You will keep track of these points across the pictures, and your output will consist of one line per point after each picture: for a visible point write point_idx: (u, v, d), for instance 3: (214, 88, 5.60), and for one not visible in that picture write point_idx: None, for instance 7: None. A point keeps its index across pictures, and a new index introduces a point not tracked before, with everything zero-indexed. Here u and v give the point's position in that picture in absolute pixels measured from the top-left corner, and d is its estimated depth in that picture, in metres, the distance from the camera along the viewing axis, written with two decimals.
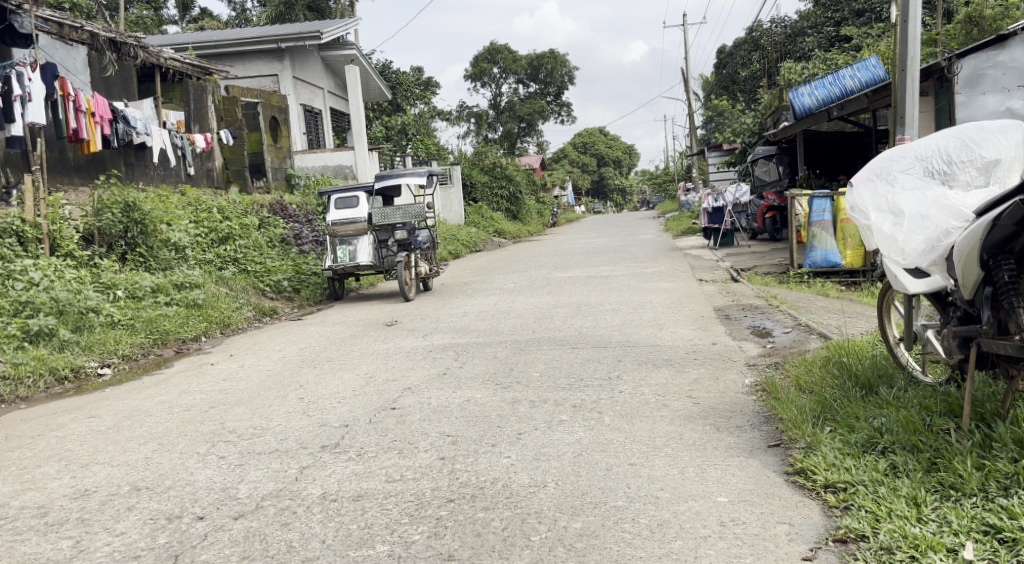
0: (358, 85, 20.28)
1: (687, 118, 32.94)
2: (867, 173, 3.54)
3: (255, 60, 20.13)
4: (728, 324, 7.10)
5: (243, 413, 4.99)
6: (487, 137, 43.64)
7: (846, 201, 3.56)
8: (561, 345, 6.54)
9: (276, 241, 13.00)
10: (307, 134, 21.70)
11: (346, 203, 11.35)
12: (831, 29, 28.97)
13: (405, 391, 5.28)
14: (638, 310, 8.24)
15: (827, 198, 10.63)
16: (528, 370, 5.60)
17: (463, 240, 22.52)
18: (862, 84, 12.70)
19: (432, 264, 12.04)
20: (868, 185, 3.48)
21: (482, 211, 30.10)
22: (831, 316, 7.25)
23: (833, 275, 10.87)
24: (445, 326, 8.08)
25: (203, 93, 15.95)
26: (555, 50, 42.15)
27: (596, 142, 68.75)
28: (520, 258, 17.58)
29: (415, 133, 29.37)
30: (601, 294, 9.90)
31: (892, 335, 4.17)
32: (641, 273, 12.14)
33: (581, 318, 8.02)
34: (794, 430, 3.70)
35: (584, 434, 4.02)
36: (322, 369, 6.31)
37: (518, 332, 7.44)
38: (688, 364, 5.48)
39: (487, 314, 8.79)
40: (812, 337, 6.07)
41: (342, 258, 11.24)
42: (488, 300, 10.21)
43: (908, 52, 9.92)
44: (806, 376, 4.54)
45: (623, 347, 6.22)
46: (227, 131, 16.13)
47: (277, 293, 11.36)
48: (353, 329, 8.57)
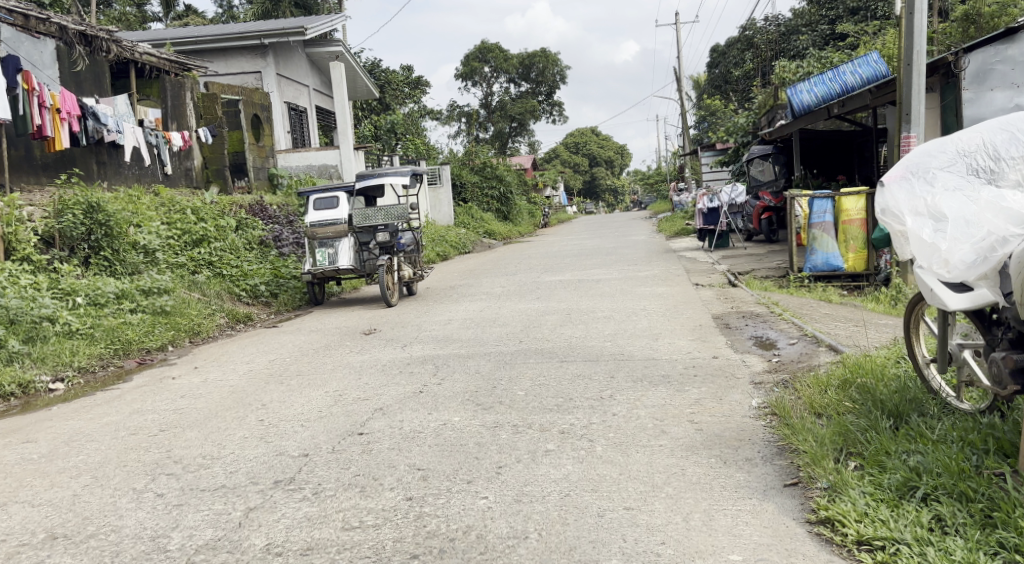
0: (343, 82, 19.74)
1: (680, 117, 32.52)
2: (903, 174, 3.13)
3: (238, 56, 19.58)
4: (728, 334, 6.62)
5: (193, 439, 4.47)
6: (478, 136, 43.17)
7: (881, 205, 3.16)
8: (550, 358, 6.05)
9: (255, 244, 12.47)
10: (292, 132, 21.16)
11: (326, 204, 10.92)
12: (826, 27, 28.59)
13: (376, 412, 4.78)
14: (632, 318, 7.76)
15: (828, 199, 10.20)
16: (512, 388, 5.11)
17: (451, 242, 22.04)
18: (863, 80, 12.63)
19: (417, 268, 11.54)
20: (903, 188, 3.08)
21: (472, 211, 29.61)
22: (838, 325, 6.79)
23: (834, 279, 10.45)
24: (426, 336, 7.58)
25: (182, 90, 15.32)
26: (547, 49, 41.71)
27: (588, 143, 68.36)
28: (508, 260, 17.09)
29: (404, 132, 28.86)
30: (593, 299, 9.42)
31: (920, 354, 3.72)
32: (634, 277, 11.67)
33: (572, 326, 7.53)
34: (814, 465, 3.23)
35: (573, 469, 3.53)
36: (290, 385, 5.81)
37: (504, 342, 6.95)
38: (688, 381, 4.99)
39: (472, 322, 8.29)
40: (821, 350, 5.60)
41: (321, 262, 10.72)
42: (474, 307, 9.72)
43: (913, 45, 9.48)
44: (821, 398, 4.06)
45: (617, 361, 5.74)
46: (206, 129, 15.62)
47: (253, 298, 10.87)
48: (329, 337, 8.07)
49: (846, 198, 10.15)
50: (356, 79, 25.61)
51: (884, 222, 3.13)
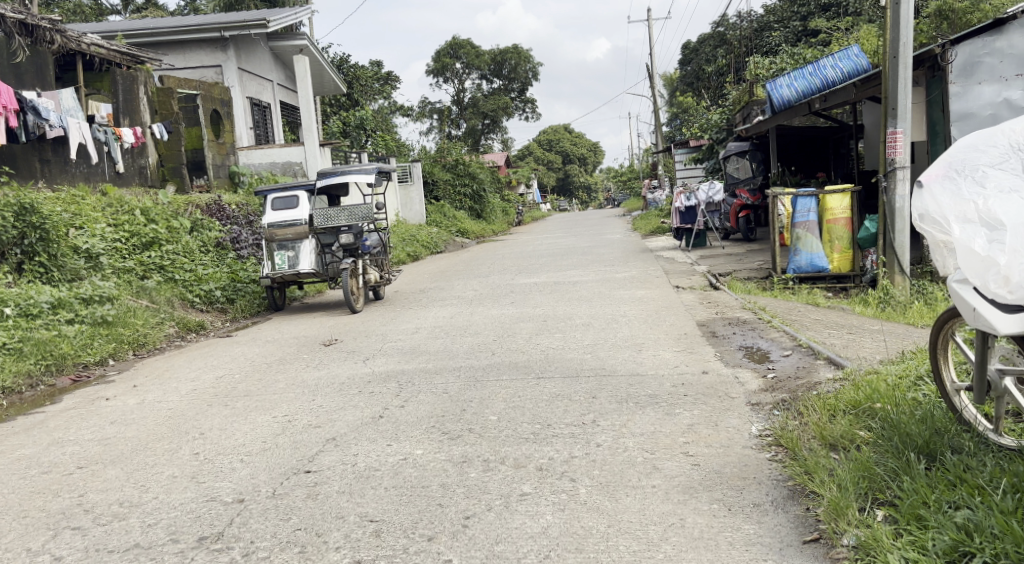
0: (307, 76, 19.02)
1: (653, 114, 32.20)
2: (944, 173, 2.82)
3: (197, 49, 18.80)
4: (716, 344, 6.14)
5: (114, 479, 3.87)
6: (450, 133, 42.54)
7: (917, 210, 2.84)
8: (524, 374, 5.51)
9: (212, 245, 11.80)
10: (255, 129, 20.39)
11: (286, 203, 10.21)
12: (798, 23, 28.40)
13: (328, 444, 4.20)
14: (612, 326, 7.25)
15: (812, 197, 9.80)
16: (483, 412, 4.56)
17: (422, 241, 21.41)
18: (844, 75, 12.06)
19: (384, 271, 10.90)
20: (946, 187, 2.77)
21: (445, 209, 28.99)
22: (831, 334, 6.36)
23: (818, 280, 10.06)
24: (391, 347, 7.02)
25: (134, 84, 14.62)
26: (519, 45, 41.18)
27: (561, 140, 67.98)
28: (480, 260, 16.56)
29: (374, 128, 28.14)
30: (569, 304, 8.91)
31: (948, 378, 3.22)
32: (611, 279, 11.19)
33: (548, 335, 7.02)
34: (838, 517, 2.74)
35: (553, 520, 3.01)
36: (235, 408, 5.20)
37: (475, 355, 6.40)
38: (678, 402, 4.49)
39: (441, 331, 7.73)
40: (820, 364, 5.13)
41: (281, 265, 10.10)
42: (444, 312, 9.16)
43: (899, 37, 9.04)
44: (833, 427, 3.56)
45: (598, 378, 5.22)
46: (161, 125, 14.91)
47: (208, 305, 10.24)
48: (286, 349, 7.45)
49: (831, 196, 9.75)
50: (323, 74, 24.88)
51: (921, 228, 2.80)
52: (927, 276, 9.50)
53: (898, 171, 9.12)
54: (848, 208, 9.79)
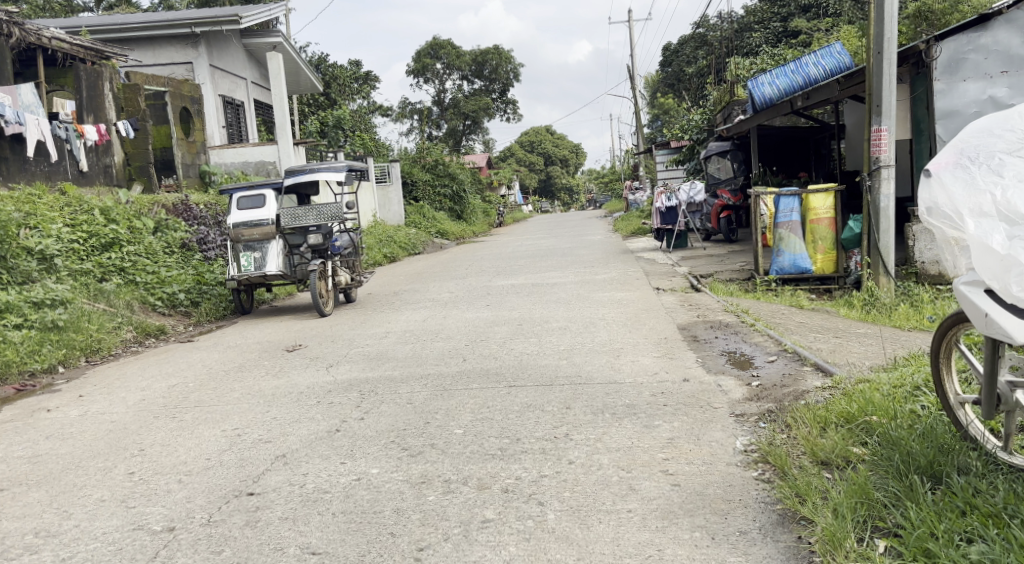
0: (281, 74, 18.59)
1: (635, 115, 32.04)
2: (955, 161, 2.65)
3: (167, 45, 18.31)
4: (698, 349, 5.85)
5: (34, 503, 3.49)
6: (431, 134, 42.15)
7: (926, 203, 2.68)
8: (495, 383, 5.18)
9: (176, 247, 11.38)
10: (227, 127, 19.91)
11: (252, 203, 9.81)
12: (779, 24, 28.32)
13: (276, 462, 3.85)
14: (590, 330, 6.93)
15: (794, 197, 9.59)
16: (448, 425, 4.22)
17: (400, 242, 21.02)
18: (827, 72, 11.85)
19: (356, 273, 10.56)
20: (958, 176, 2.61)
21: (424, 210, 28.61)
22: (818, 338, 6.09)
23: (801, 281, 9.82)
24: (357, 353, 6.65)
25: (99, 80, 14.22)
26: (500, 45, 40.88)
27: (543, 141, 67.75)
28: (458, 262, 16.20)
29: (352, 128, 27.69)
30: (546, 307, 8.58)
31: (951, 389, 2.93)
32: (590, 280, 10.88)
33: (522, 340, 6.69)
34: (833, 550, 2.45)
35: (515, 553, 2.68)
36: (183, 421, 4.82)
37: (444, 361, 6.06)
38: (658, 413, 4.18)
39: (412, 335, 7.39)
40: (807, 372, 4.84)
41: (247, 267, 9.70)
42: (417, 316, 8.81)
43: (884, 32, 8.79)
44: (825, 442, 3.26)
45: (573, 386, 4.90)
46: (128, 122, 14.46)
47: (171, 308, 9.85)
48: (247, 355, 7.07)
49: (813, 196, 9.55)
50: (299, 73, 24.42)
51: (929, 222, 2.65)
52: (912, 278, 9.29)
53: (883, 169, 8.92)
54: (832, 208, 9.58)
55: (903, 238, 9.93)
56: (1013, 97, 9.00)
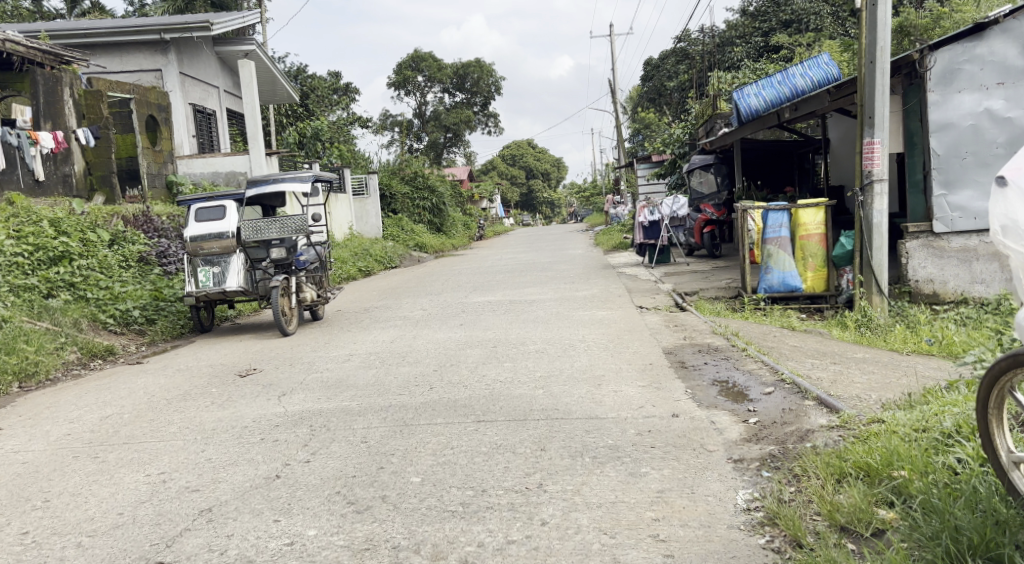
0: (253, 82, 18.00)
1: (616, 129, 31.72)
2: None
3: (134, 52, 17.68)
4: (686, 378, 5.33)
5: None
6: (411, 146, 41.62)
7: (1001, 221, 2.52)
8: (462, 417, 4.63)
9: (133, 260, 10.75)
10: (197, 136, 19.27)
11: (209, 215, 9.22)
12: (760, 39, 28.15)
13: (199, 518, 3.27)
14: (569, 354, 6.40)
15: (784, 211, 9.17)
16: (404, 471, 3.67)
17: (376, 255, 20.44)
18: (814, 84, 11.56)
19: (324, 290, 9.97)
20: None
21: (402, 223, 28.03)
22: (816, 367, 5.61)
23: (791, 300, 9.36)
24: (314, 380, 6.07)
25: (58, 85, 13.73)
26: (481, 58, 40.56)
27: (525, 155, 67.49)
28: (434, 277, 15.63)
29: (329, 139, 27.08)
30: (523, 327, 8.04)
31: (1004, 448, 2.47)
32: (571, 298, 10.36)
33: (497, 364, 6.14)
34: None
35: None
36: (106, 461, 4.22)
37: (408, 390, 5.50)
38: (645, 459, 3.65)
39: (376, 359, 6.82)
40: (810, 407, 4.34)
41: (205, 283, 9.10)
42: (385, 336, 8.25)
43: (876, 41, 8.38)
44: (846, 503, 2.77)
45: (549, 422, 4.36)
46: (88, 131, 13.81)
47: (124, 326, 9.22)
48: (196, 381, 6.46)
49: (804, 210, 9.14)
50: (275, 83, 23.83)
51: (1007, 244, 2.49)
52: (905, 297, 8.91)
53: (876, 184, 8.53)
54: (823, 223, 9.16)
55: (896, 255, 9.50)
56: (1010, 109, 8.59)
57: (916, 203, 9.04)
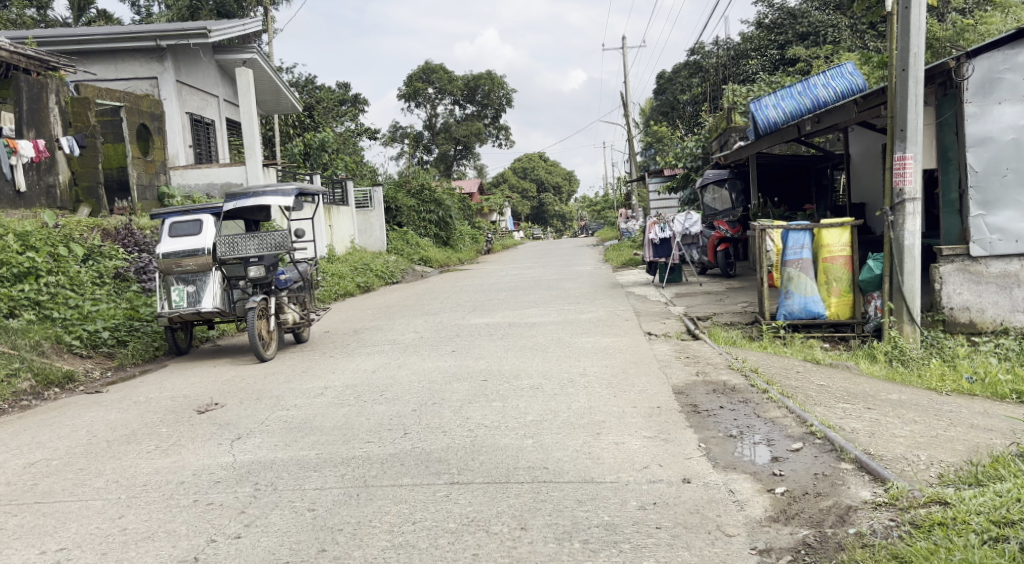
0: (250, 89, 17.45)
1: (628, 142, 31.07)
2: None
3: (130, 59, 17.17)
4: (698, 427, 4.62)
5: None
6: (421, 159, 41.13)
7: None
8: (434, 476, 3.92)
9: (109, 277, 10.14)
10: (195, 146, 18.71)
11: (184, 230, 8.57)
12: (775, 51, 27.46)
13: None
14: (566, 392, 5.67)
15: (805, 231, 8.48)
16: (349, 558, 2.97)
17: (377, 270, 19.77)
18: (836, 95, 10.84)
19: (307, 311, 9.34)
20: None
21: (408, 236, 27.38)
22: (848, 414, 4.89)
23: (813, 328, 8.62)
24: (276, 421, 5.37)
25: (43, 93, 13.14)
26: (492, 71, 40.08)
27: (536, 168, 66.90)
28: (435, 294, 14.95)
29: (335, 151, 26.52)
30: (519, 356, 7.32)
31: None
32: (574, 321, 9.63)
33: (483, 404, 5.43)
34: None
35: None
36: (4, 527, 3.54)
37: (380, 436, 4.80)
38: (648, 546, 2.95)
39: (353, 393, 6.13)
40: (848, 473, 3.63)
41: (178, 303, 8.47)
42: (368, 364, 7.55)
43: (909, 47, 7.67)
44: None
45: (536, 487, 3.65)
46: (72, 139, 13.51)
47: (91, 348, 8.62)
48: (149, 418, 5.78)
49: (827, 231, 8.45)
50: (279, 94, 23.32)
51: None
52: (939, 326, 8.15)
53: (908, 204, 7.82)
54: (848, 245, 8.44)
55: (928, 281, 8.73)
56: None
57: (951, 224, 8.28)
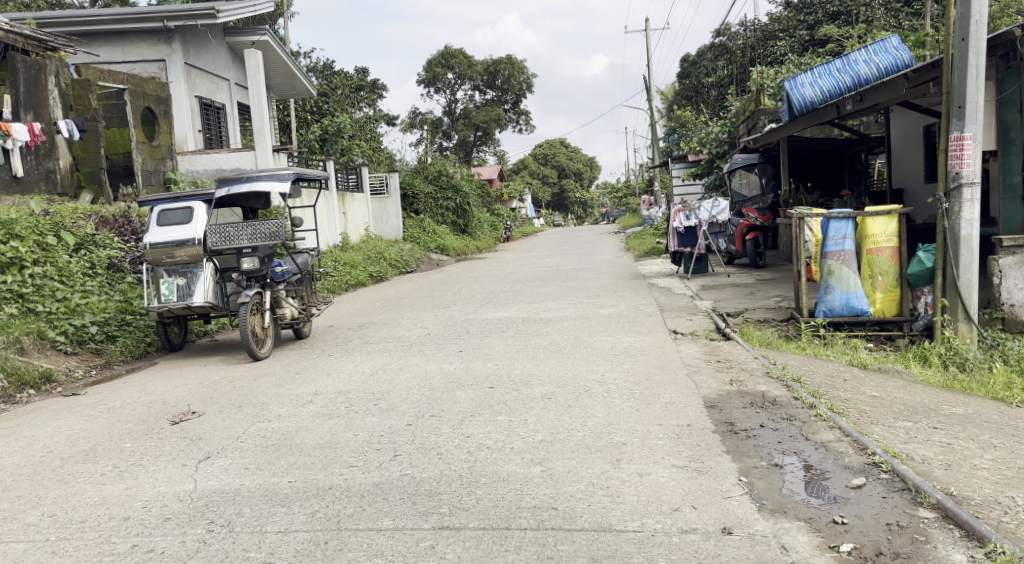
0: (259, 72, 16.84)
1: (651, 127, 30.12)
2: None
3: (137, 41, 16.60)
4: (737, 454, 3.94)
5: None
6: (440, 145, 40.43)
7: None
8: (422, 517, 3.28)
9: (101, 267, 9.56)
10: (205, 131, 18.15)
11: (173, 218, 7.94)
12: (805, 32, 26.37)
13: None
14: (582, 404, 5.00)
15: (848, 220, 7.71)
16: None
17: (390, 259, 19.17)
18: (880, 71, 9.87)
19: (306, 306, 8.74)
20: None
21: (424, 224, 26.75)
22: (913, 436, 4.18)
23: (856, 326, 7.85)
24: (254, 435, 4.75)
25: (41, 74, 12.64)
26: (513, 55, 39.19)
27: (557, 154, 65.91)
28: (449, 284, 14.30)
29: (350, 136, 25.86)
30: (532, 359, 6.65)
31: None
32: (593, 317, 8.93)
33: (488, 419, 4.77)
34: None
35: None
36: None
37: (366, 459, 4.16)
38: None
39: (346, 402, 5.50)
40: (932, 526, 2.96)
41: (167, 296, 7.87)
42: (367, 365, 6.93)
43: (971, 13, 6.84)
44: None
45: (543, 540, 3.00)
46: (71, 123, 12.81)
47: (78, 344, 8.06)
48: (116, 428, 5.17)
49: (872, 219, 7.67)
50: (292, 79, 22.67)
51: None
52: (998, 325, 7.35)
53: (965, 189, 7.03)
54: (895, 235, 7.67)
55: (984, 274, 7.93)
56: None
57: (1012, 212, 7.47)
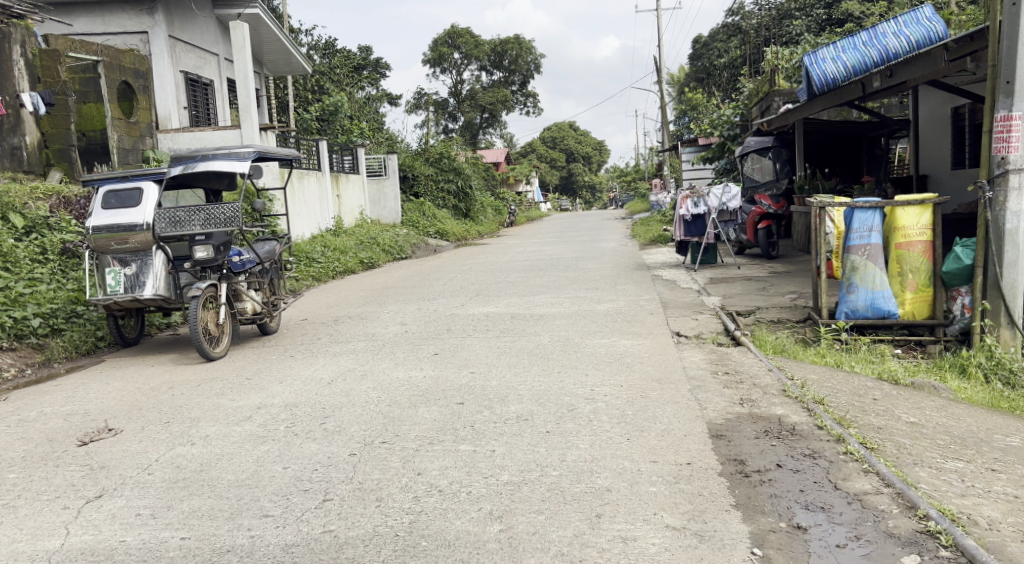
0: (246, 46, 15.98)
1: (660, 109, 29.07)
2: None
3: (118, 12, 15.71)
4: (751, 510, 3.12)
5: None
6: (446, 127, 39.43)
7: None
8: None
9: (53, 252, 8.83)
10: (192, 109, 17.28)
11: (123, 200, 7.09)
12: (822, 11, 25.23)
13: None
14: (563, 430, 4.19)
15: (875, 210, 6.83)
16: None
17: (384, 244, 18.34)
18: (912, 45, 8.72)
19: (273, 298, 7.98)
20: None
21: (424, 207, 25.85)
22: (971, 485, 3.33)
23: (881, 329, 6.99)
24: (165, 465, 3.94)
25: (5, 43, 11.92)
26: (520, 35, 38.09)
27: (565, 137, 64.65)
28: (440, 273, 13.46)
29: (347, 116, 24.92)
30: (513, 366, 5.82)
31: None
32: (589, 314, 8.08)
33: (447, 449, 3.94)
34: None
35: None
36: None
37: (286, 504, 3.35)
38: None
39: (289, 420, 4.69)
40: None
41: (114, 287, 7.06)
42: (327, 370, 6.12)
43: None
44: None
45: None
46: (37, 96, 11.69)
47: (19, 339, 7.29)
48: (12, 449, 4.37)
49: (902, 210, 6.78)
50: (287, 56, 21.75)
51: None
52: None
53: (1012, 176, 6.13)
54: (929, 228, 6.77)
55: None
56: None
57: None
